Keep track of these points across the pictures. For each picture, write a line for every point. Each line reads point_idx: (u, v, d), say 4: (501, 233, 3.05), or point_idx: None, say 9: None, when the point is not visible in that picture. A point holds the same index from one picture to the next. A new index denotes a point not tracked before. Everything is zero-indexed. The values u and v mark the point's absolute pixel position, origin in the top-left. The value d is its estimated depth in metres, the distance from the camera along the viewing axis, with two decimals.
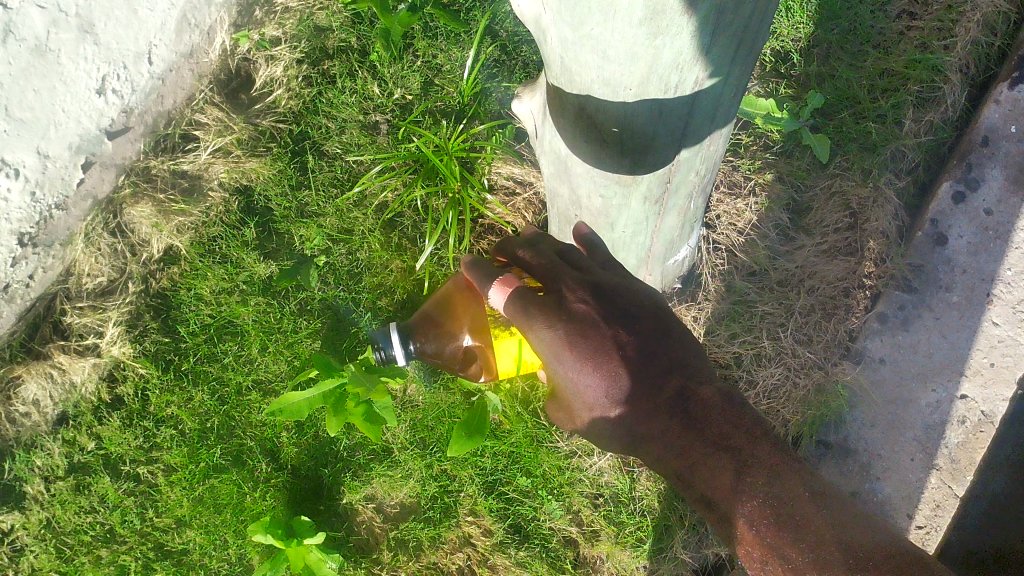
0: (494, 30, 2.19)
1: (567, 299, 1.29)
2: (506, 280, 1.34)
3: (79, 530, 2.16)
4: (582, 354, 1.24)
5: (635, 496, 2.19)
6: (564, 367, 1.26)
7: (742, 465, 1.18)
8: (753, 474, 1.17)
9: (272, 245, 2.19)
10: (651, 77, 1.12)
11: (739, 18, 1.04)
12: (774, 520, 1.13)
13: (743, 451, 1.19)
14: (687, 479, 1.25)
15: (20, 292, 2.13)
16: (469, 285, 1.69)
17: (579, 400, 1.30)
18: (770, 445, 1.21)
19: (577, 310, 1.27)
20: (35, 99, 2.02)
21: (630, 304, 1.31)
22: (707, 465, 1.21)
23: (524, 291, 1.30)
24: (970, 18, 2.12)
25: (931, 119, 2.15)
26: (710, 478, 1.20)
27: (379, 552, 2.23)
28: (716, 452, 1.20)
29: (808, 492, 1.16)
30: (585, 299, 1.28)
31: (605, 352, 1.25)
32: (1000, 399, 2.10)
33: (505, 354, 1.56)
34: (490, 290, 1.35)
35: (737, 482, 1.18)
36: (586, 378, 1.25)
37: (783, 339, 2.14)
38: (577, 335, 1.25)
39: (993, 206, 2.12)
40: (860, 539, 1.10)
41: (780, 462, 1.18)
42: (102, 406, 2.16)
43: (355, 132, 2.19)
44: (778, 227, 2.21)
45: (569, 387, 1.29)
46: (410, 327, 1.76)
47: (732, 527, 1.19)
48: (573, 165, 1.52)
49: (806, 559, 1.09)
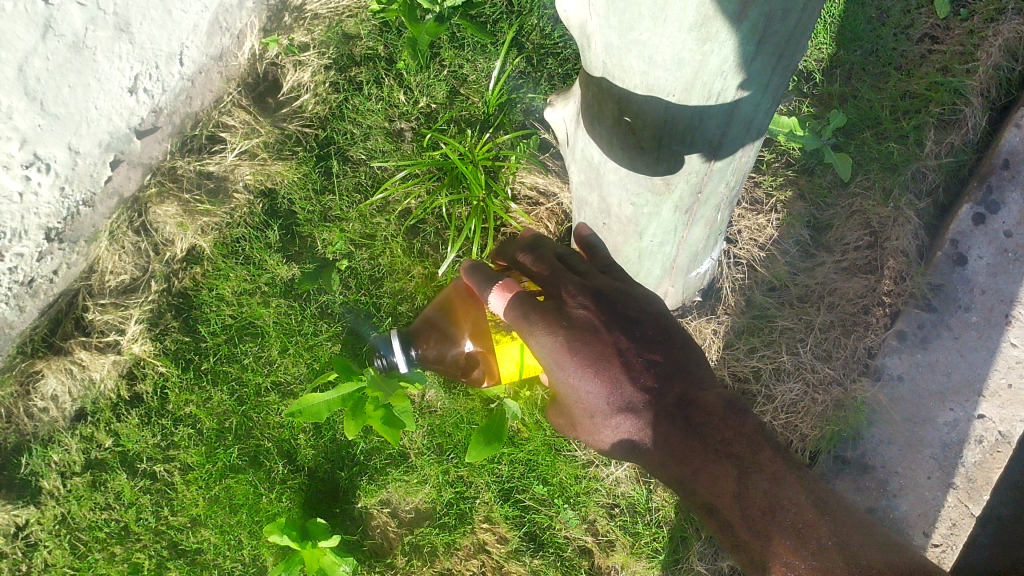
0: (521, 42, 2.21)
1: (567, 305, 1.30)
2: (506, 286, 1.34)
3: (94, 527, 2.16)
4: (583, 360, 1.25)
5: (652, 507, 2.20)
6: (565, 373, 1.27)
7: (743, 471, 1.14)
8: (756, 481, 1.13)
9: (295, 248, 2.21)
10: (695, 83, 1.14)
11: (786, 31, 1.06)
12: (780, 527, 1.09)
13: (746, 457, 1.16)
14: (688, 488, 1.21)
15: (44, 288, 2.14)
16: (470, 290, 1.69)
17: (578, 407, 1.30)
18: (773, 453, 1.16)
19: (577, 316, 1.28)
20: (70, 95, 2.07)
21: (631, 310, 1.32)
22: (708, 472, 1.17)
23: (524, 296, 1.31)
24: (991, 43, 2.16)
25: (952, 140, 2.17)
26: (709, 485, 1.16)
27: (392, 557, 2.22)
28: (718, 457, 1.17)
29: (812, 501, 1.11)
30: (585, 305, 1.30)
31: (605, 358, 1.26)
32: (1017, 420, 2.10)
33: (508, 358, 1.57)
34: (490, 295, 1.36)
35: (738, 488, 1.14)
36: (586, 384, 1.26)
37: (802, 354, 2.15)
38: (579, 341, 1.25)
39: (1013, 228, 2.14)
40: (865, 549, 1.06)
41: (785, 470, 1.14)
42: (122, 403, 2.17)
43: (381, 138, 2.21)
44: (800, 244, 2.22)
45: (568, 393, 1.29)
46: (413, 334, 1.79)
47: (735, 536, 1.14)
48: (607, 171, 1.54)
49: (809, 566, 1.04)
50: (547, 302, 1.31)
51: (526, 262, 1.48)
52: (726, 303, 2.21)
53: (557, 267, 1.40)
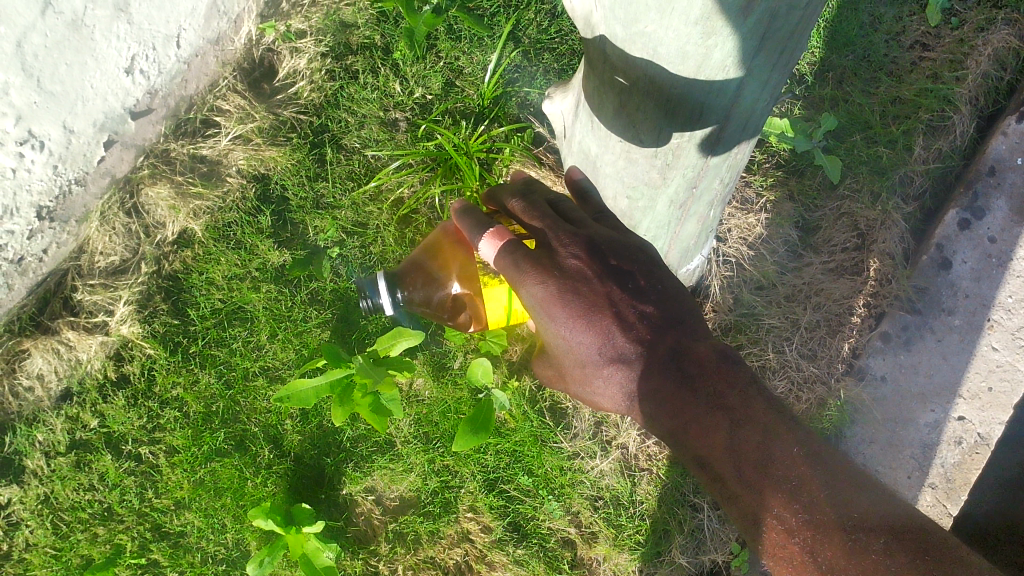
0: (517, 36, 2.23)
1: (559, 254, 1.34)
2: (498, 233, 1.36)
3: (76, 507, 2.15)
4: (572, 310, 1.30)
5: (635, 500, 2.22)
6: (555, 323, 1.32)
7: (735, 423, 1.19)
8: (746, 431, 1.17)
9: (286, 234, 2.22)
10: (697, 78, 1.16)
11: (787, 28, 1.07)
12: (771, 480, 1.13)
13: (737, 410, 1.20)
14: (682, 441, 1.26)
15: (33, 266, 2.13)
16: (458, 233, 1.68)
17: (570, 357, 1.36)
18: (765, 404, 1.20)
19: (568, 266, 1.32)
20: (66, 74, 2.04)
21: (625, 261, 1.35)
22: (700, 426, 1.22)
23: (515, 246, 1.33)
24: (981, 52, 2.20)
25: (940, 146, 2.20)
26: (702, 438, 1.21)
27: (377, 544, 2.23)
28: (710, 411, 1.21)
29: (803, 451, 1.15)
30: (577, 254, 1.33)
31: (597, 309, 1.30)
32: (996, 421, 2.13)
33: (495, 303, 1.58)
34: (482, 242, 1.38)
35: (730, 441, 1.18)
36: (577, 335, 1.32)
37: (787, 353, 2.18)
38: (570, 291, 1.30)
39: (997, 234, 2.18)
40: (856, 501, 1.10)
41: (777, 423, 1.18)
42: (108, 384, 2.16)
43: (375, 128, 2.22)
44: (788, 244, 2.24)
45: (560, 342, 1.35)
46: (398, 276, 1.81)
47: (727, 489, 1.19)
48: (604, 163, 1.57)
49: (800, 519, 1.10)
50: (538, 251, 1.35)
51: (517, 208, 1.46)
52: (716, 301, 2.21)
53: (550, 213, 1.42)
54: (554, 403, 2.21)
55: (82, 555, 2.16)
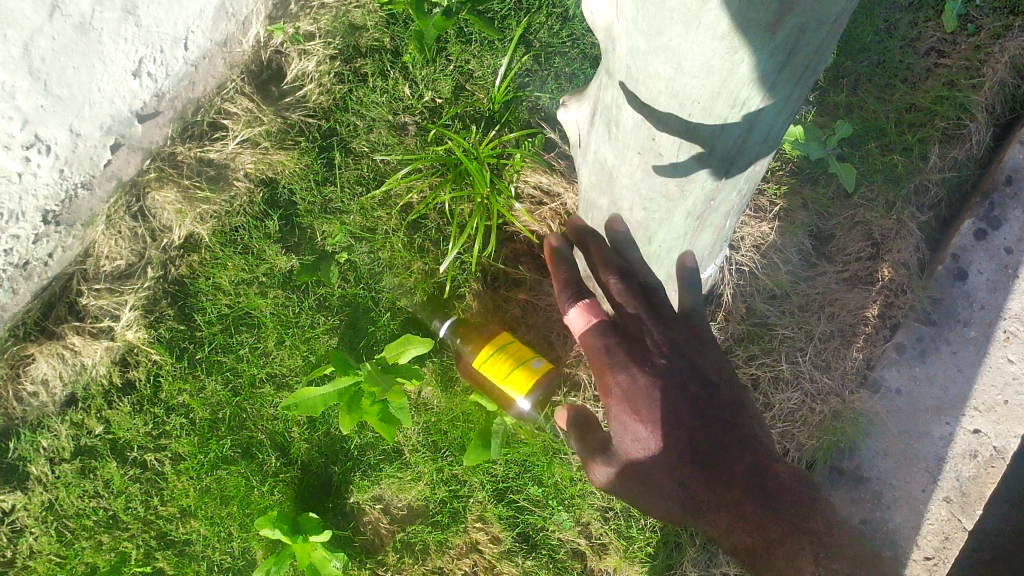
0: (529, 40, 2.21)
1: (651, 347, 1.55)
2: (592, 309, 1.66)
3: (81, 514, 2.13)
4: (647, 399, 1.48)
5: (646, 512, 2.18)
6: (628, 395, 1.49)
7: (771, 494, 1.32)
8: (806, 519, 1.28)
9: (294, 239, 2.19)
10: (721, 92, 1.13)
11: (815, 40, 1.05)
12: (801, 554, 1.23)
13: (795, 500, 1.32)
14: (718, 520, 1.35)
15: (38, 270, 2.10)
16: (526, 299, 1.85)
17: (636, 456, 1.50)
18: (818, 507, 1.32)
19: (659, 362, 1.52)
20: (73, 77, 2.03)
21: (704, 362, 1.55)
22: (756, 515, 1.31)
23: (607, 329, 1.60)
24: (998, 60, 2.18)
25: (956, 155, 2.18)
26: (757, 519, 1.30)
27: (384, 554, 2.21)
28: (772, 500, 1.32)
29: (851, 548, 1.24)
30: (660, 342, 1.56)
31: (671, 390, 1.48)
32: (1012, 435, 2.11)
33: None
34: (577, 314, 1.67)
35: (786, 521, 1.28)
36: (644, 408, 1.47)
37: (800, 364, 2.15)
38: (651, 381, 1.50)
39: (1014, 244, 2.15)
40: None
41: (823, 517, 1.29)
42: (113, 390, 2.14)
43: (384, 131, 2.19)
44: (801, 252, 2.21)
45: (631, 431, 1.49)
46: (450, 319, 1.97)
47: (764, 543, 1.28)
48: (619, 176, 1.53)
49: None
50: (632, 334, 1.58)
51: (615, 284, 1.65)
52: (727, 309, 2.18)
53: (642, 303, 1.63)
54: (566, 413, 2.18)
55: (86, 563, 2.14)
